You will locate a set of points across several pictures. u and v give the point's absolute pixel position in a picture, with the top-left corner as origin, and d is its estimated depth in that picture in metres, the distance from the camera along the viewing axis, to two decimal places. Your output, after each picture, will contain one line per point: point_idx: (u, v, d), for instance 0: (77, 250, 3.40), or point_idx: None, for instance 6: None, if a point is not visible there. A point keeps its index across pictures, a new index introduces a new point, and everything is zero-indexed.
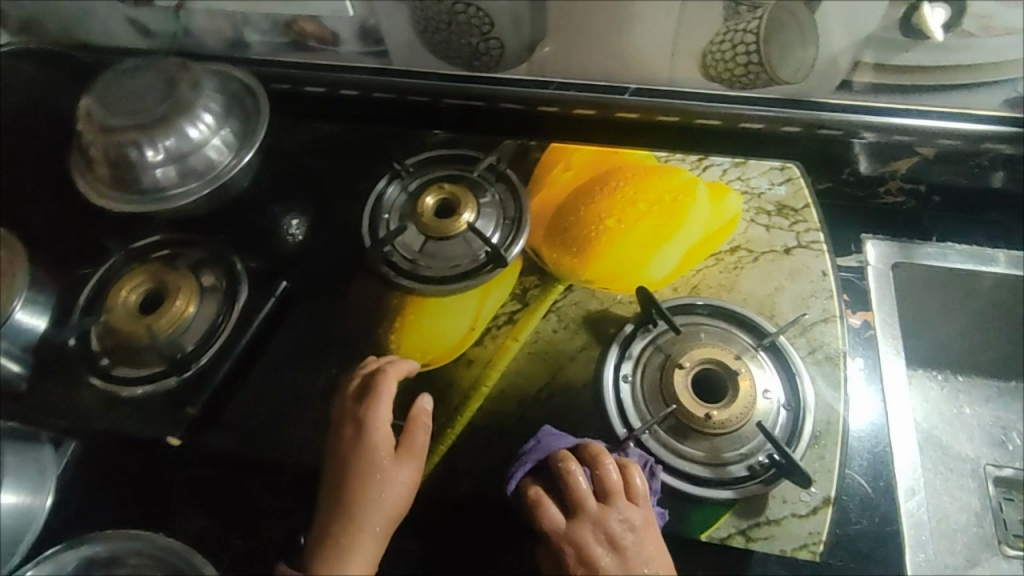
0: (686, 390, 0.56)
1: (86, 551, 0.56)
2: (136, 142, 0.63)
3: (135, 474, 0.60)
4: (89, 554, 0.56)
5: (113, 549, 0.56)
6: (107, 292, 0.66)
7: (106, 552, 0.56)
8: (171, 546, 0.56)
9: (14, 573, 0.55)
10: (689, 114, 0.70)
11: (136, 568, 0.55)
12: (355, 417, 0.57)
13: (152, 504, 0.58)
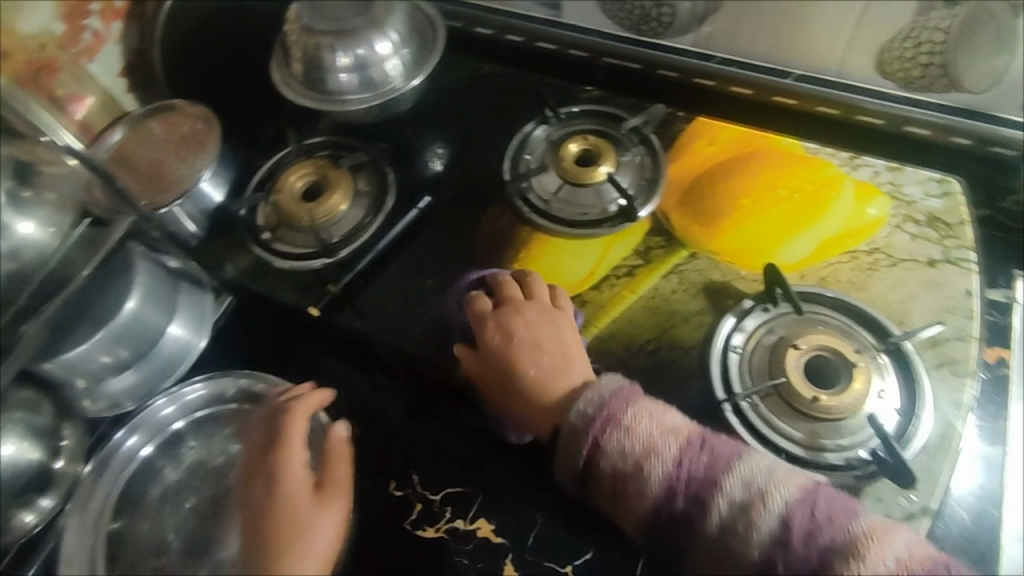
0: (797, 370, 0.56)
1: (233, 382, 0.65)
2: (331, 46, 0.70)
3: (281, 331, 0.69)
4: (236, 384, 0.65)
5: (253, 385, 0.65)
6: (278, 176, 0.75)
7: (247, 387, 0.65)
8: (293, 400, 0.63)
9: (169, 389, 0.66)
10: (852, 109, 0.69)
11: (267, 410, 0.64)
12: (267, 471, 0.56)
13: (290, 360, 0.68)
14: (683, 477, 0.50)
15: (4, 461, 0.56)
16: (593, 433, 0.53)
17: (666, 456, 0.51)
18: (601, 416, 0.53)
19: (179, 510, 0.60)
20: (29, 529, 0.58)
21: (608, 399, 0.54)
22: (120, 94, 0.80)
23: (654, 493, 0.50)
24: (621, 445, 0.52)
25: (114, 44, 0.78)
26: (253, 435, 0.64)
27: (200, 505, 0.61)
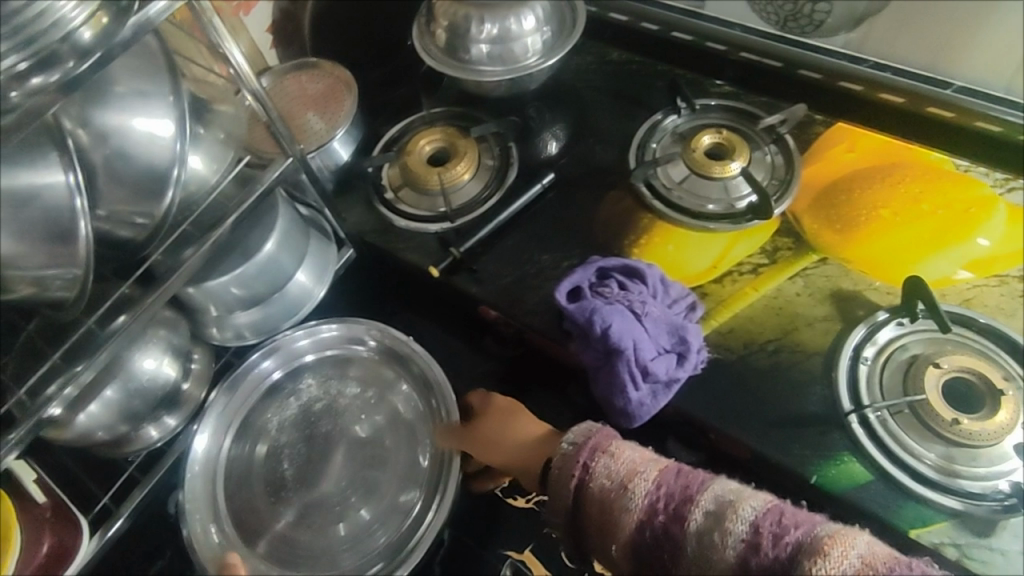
0: (935, 390, 0.54)
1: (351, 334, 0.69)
2: (477, 18, 0.72)
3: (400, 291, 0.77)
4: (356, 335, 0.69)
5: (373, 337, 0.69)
6: (408, 140, 0.77)
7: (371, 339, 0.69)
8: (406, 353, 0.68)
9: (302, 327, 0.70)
10: (1016, 129, 0.64)
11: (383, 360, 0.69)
12: None
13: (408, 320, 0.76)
14: (665, 503, 0.42)
15: (147, 374, 0.61)
16: (581, 459, 0.47)
17: (648, 480, 0.44)
18: (587, 447, 0.47)
19: (295, 439, 0.66)
20: (153, 442, 0.65)
21: (584, 443, 0.48)
22: (265, 49, 0.84)
23: (634, 527, 0.42)
24: (606, 470, 0.45)
25: None
26: (370, 382, 0.68)
27: (311, 437, 0.66)
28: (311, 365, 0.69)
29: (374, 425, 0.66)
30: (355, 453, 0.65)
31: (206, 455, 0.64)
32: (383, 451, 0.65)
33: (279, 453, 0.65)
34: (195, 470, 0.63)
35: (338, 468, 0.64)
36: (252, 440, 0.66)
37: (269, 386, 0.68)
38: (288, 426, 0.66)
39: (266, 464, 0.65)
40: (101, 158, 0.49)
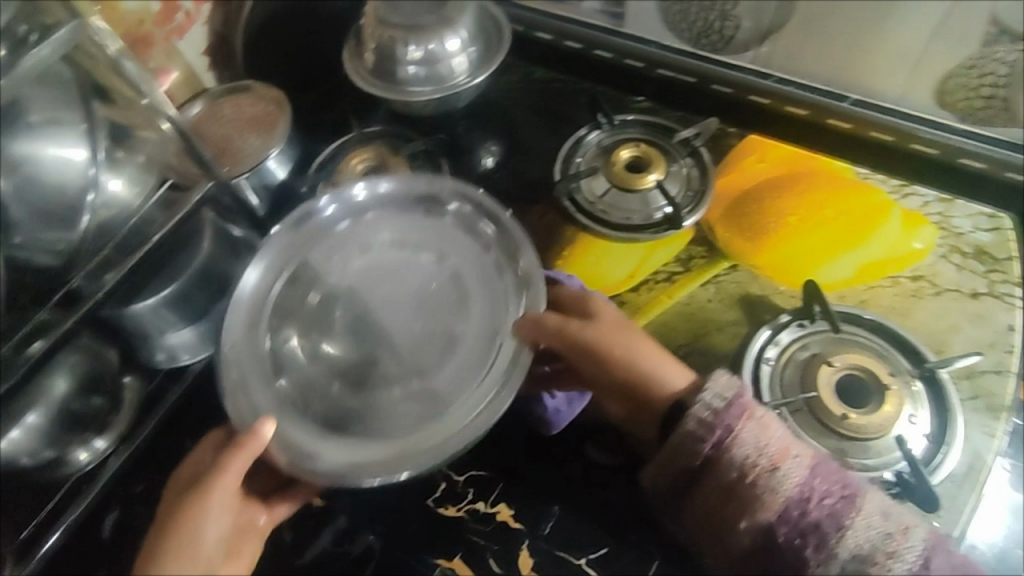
0: (828, 386, 0.57)
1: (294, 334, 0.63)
2: (403, 40, 0.74)
3: None
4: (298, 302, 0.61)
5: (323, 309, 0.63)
6: (340, 158, 0.79)
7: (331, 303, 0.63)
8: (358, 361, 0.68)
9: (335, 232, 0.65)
10: (908, 137, 0.69)
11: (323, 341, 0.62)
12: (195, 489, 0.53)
13: None
14: (820, 501, 0.50)
15: (69, 396, 0.62)
16: (727, 424, 0.53)
17: (802, 466, 0.51)
18: (721, 417, 0.53)
19: (343, 320, 0.61)
20: (82, 466, 0.65)
21: (732, 401, 0.53)
22: (201, 71, 0.86)
23: (776, 513, 0.51)
24: (754, 440, 0.52)
25: (202, 24, 0.83)
26: (464, 241, 0.64)
27: (366, 270, 0.64)
28: (378, 225, 0.66)
29: (441, 300, 0.62)
30: (430, 313, 0.61)
31: (248, 296, 0.61)
32: (446, 321, 0.60)
33: (318, 304, 0.62)
34: (238, 309, 0.60)
35: (405, 324, 0.61)
36: (288, 309, 0.62)
37: (335, 233, 0.65)
38: (333, 293, 0.62)
39: (296, 367, 0.59)
40: (10, 185, 0.50)
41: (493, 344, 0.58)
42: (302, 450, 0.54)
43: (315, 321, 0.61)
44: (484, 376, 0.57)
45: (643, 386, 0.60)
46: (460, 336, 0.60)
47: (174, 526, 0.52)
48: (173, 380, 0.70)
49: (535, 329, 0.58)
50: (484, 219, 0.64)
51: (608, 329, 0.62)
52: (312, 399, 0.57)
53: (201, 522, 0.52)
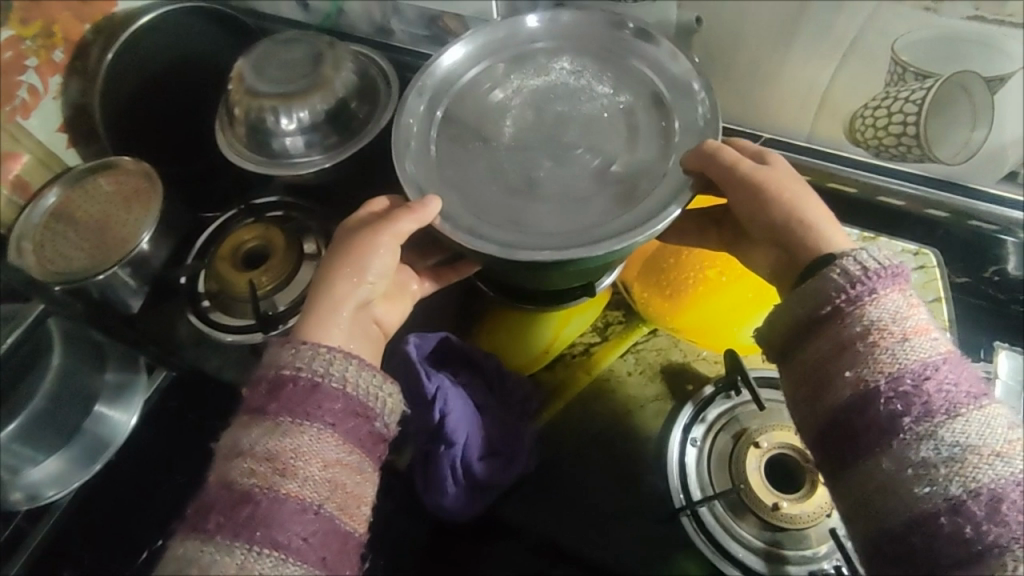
0: (758, 472, 0.52)
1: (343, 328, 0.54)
2: (275, 109, 0.66)
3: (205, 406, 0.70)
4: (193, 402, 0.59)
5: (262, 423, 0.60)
6: (223, 240, 0.71)
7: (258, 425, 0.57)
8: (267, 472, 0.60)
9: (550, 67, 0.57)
10: (826, 176, 0.64)
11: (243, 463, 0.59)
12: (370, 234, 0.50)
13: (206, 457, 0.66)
14: (956, 387, 0.40)
15: None
16: (877, 282, 0.42)
17: (936, 348, 0.41)
18: (875, 274, 0.42)
19: (520, 107, 0.55)
20: None
21: (883, 269, 0.42)
22: (61, 150, 0.77)
23: (887, 376, 0.40)
24: (894, 306, 0.42)
25: (52, 98, 0.74)
26: (643, 73, 0.56)
27: (544, 114, 0.55)
28: (558, 54, 0.57)
29: (609, 131, 0.54)
30: (580, 161, 0.52)
31: (440, 77, 0.57)
32: (589, 156, 0.53)
33: (501, 95, 0.56)
34: (427, 83, 0.56)
35: (557, 134, 0.54)
36: (473, 116, 0.55)
37: (534, 52, 0.58)
38: (515, 96, 0.56)
39: (484, 146, 0.54)
40: None
41: (658, 171, 0.52)
42: (458, 228, 0.50)
43: (486, 139, 0.54)
44: (653, 186, 0.51)
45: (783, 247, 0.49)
46: (611, 179, 0.52)
47: (351, 259, 0.49)
48: (37, 518, 0.64)
49: (705, 157, 0.50)
50: (660, 38, 0.56)
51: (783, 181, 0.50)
52: (460, 176, 0.53)
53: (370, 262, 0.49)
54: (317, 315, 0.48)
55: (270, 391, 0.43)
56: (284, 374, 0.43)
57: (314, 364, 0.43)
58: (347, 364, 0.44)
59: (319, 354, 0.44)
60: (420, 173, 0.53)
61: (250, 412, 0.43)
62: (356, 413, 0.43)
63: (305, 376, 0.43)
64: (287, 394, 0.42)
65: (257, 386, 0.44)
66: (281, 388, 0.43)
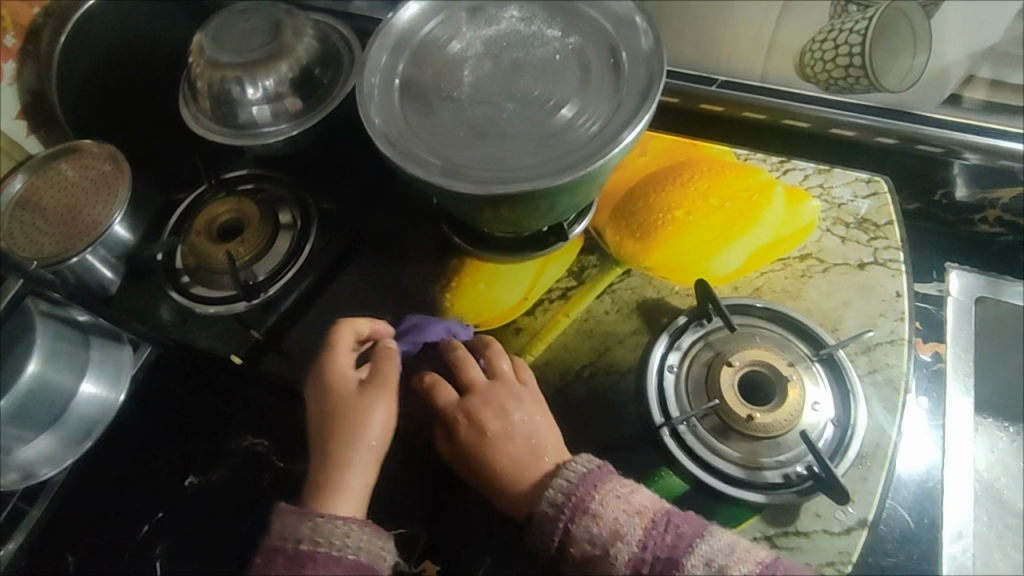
0: (731, 389, 0.55)
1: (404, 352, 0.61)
2: (239, 79, 0.66)
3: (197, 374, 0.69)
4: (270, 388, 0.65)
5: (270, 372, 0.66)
6: (197, 214, 0.72)
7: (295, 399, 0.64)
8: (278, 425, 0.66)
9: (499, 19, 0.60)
10: (778, 113, 0.66)
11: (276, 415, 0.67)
12: (352, 395, 0.58)
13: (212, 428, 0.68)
14: (648, 539, 0.49)
15: None
16: (565, 521, 0.51)
17: (635, 535, 0.49)
18: (568, 507, 0.51)
19: (477, 57, 0.59)
20: None
21: (581, 478, 0.52)
22: (21, 137, 0.76)
23: (585, 538, 0.50)
24: (588, 533, 0.50)
25: (9, 85, 0.73)
26: (591, 17, 0.59)
27: (501, 62, 0.58)
28: (505, 4, 0.61)
29: (566, 72, 0.57)
30: (536, 103, 0.56)
31: (402, 29, 0.60)
32: (548, 95, 0.56)
33: (462, 48, 0.59)
34: (389, 36, 0.60)
35: (515, 79, 0.57)
36: (432, 69, 0.59)
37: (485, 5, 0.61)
38: (471, 47, 0.59)
39: (447, 94, 0.58)
40: None
41: (617, 98, 0.55)
42: (430, 172, 0.53)
43: (444, 89, 0.58)
44: (609, 119, 0.54)
45: (486, 460, 0.57)
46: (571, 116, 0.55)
47: (345, 416, 0.57)
48: (34, 498, 0.66)
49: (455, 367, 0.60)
50: None
51: (511, 404, 0.58)
52: (425, 128, 0.56)
53: (364, 425, 0.56)
54: (325, 488, 0.55)
55: (289, 564, 0.51)
56: (301, 549, 0.51)
57: (334, 540, 0.51)
58: (361, 533, 0.52)
59: (337, 528, 0.52)
60: (388, 126, 0.56)
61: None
62: (363, 573, 0.51)
63: (327, 550, 0.51)
64: (310, 566, 0.50)
65: (274, 561, 0.51)
66: (301, 561, 0.50)
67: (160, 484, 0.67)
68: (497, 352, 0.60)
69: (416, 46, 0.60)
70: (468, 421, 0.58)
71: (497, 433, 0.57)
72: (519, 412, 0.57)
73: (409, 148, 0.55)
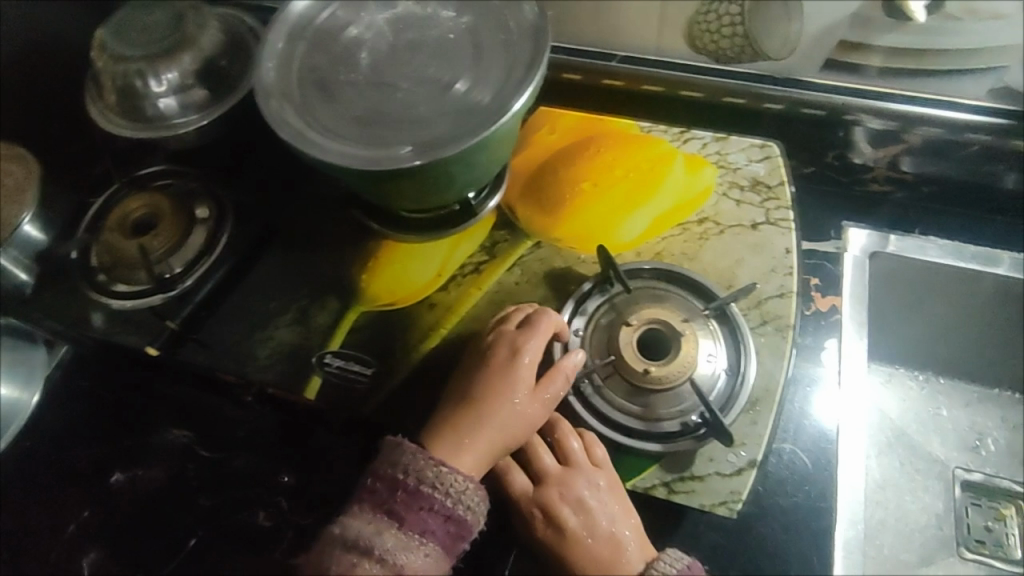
0: (628, 346, 0.59)
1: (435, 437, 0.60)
2: (142, 73, 0.67)
3: (124, 368, 0.71)
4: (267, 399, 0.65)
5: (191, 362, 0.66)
6: (111, 211, 0.72)
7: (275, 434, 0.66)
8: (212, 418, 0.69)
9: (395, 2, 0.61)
10: (673, 85, 0.69)
11: (205, 407, 0.69)
12: (524, 381, 0.57)
13: (140, 423, 0.69)
14: None
15: None
16: None
17: None
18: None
19: (374, 40, 0.60)
20: None
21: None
22: None
23: None
24: None
25: None
26: None
27: (397, 44, 0.59)
28: None
29: (457, 50, 0.58)
30: (428, 83, 0.57)
31: (296, 18, 0.61)
32: (440, 74, 0.58)
33: (358, 32, 0.60)
34: (283, 24, 0.61)
35: (409, 59, 0.59)
36: (329, 54, 0.60)
37: None
38: (367, 30, 0.60)
39: (343, 78, 0.59)
40: None
41: (508, 73, 0.56)
42: (325, 151, 0.54)
43: (341, 74, 0.59)
44: (499, 93, 0.56)
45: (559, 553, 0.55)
46: (462, 94, 0.56)
47: (506, 393, 0.56)
48: None
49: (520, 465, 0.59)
50: None
51: (583, 496, 0.56)
52: (324, 110, 0.57)
53: (510, 399, 0.56)
54: (451, 438, 0.56)
55: (404, 499, 0.53)
56: (417, 488, 0.53)
57: (451, 491, 0.53)
58: (474, 496, 0.53)
59: (456, 481, 0.53)
60: (283, 110, 0.56)
61: (386, 516, 0.53)
62: (455, 534, 0.53)
63: (440, 496, 0.53)
64: (418, 510, 0.53)
65: (393, 493, 0.53)
66: (417, 502, 0.53)
67: (89, 482, 0.67)
68: (565, 432, 0.58)
69: (314, 32, 0.61)
70: (545, 512, 0.56)
71: (576, 524, 0.56)
72: (598, 500, 0.56)
73: (305, 133, 0.55)
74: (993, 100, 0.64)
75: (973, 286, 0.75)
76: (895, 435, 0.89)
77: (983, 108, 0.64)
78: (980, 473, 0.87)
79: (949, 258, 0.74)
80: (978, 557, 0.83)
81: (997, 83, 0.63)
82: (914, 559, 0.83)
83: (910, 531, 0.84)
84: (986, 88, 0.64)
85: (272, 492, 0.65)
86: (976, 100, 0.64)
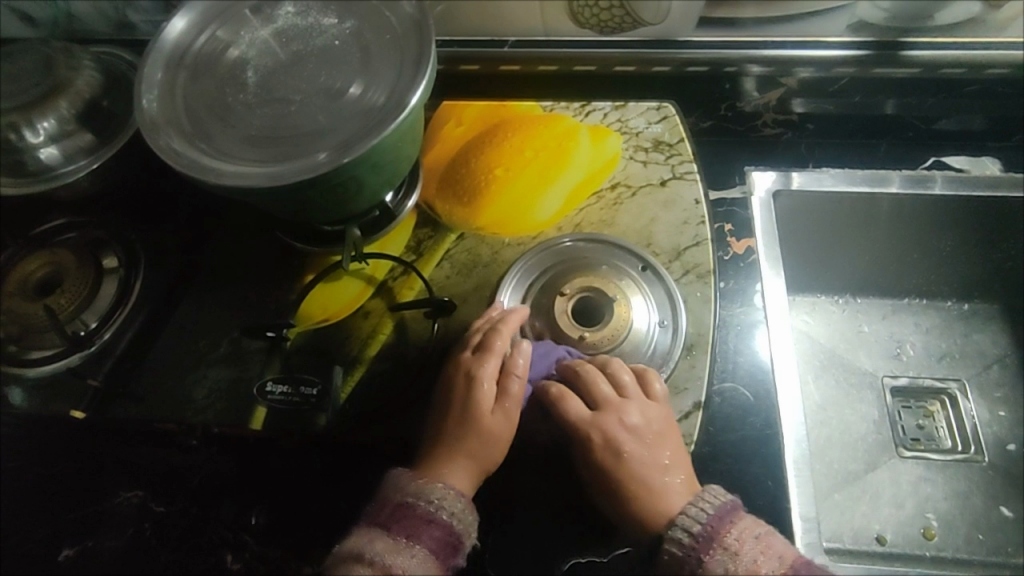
0: (563, 313, 0.66)
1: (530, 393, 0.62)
2: (16, 125, 0.64)
3: (47, 441, 0.66)
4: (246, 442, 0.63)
5: (128, 417, 0.64)
6: (7, 278, 0.68)
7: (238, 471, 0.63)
8: (150, 474, 0.64)
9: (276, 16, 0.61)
10: (567, 62, 0.70)
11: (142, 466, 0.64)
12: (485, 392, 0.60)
13: (70, 496, 0.64)
14: None
15: None
16: (698, 553, 0.55)
17: None
18: (703, 538, 0.55)
19: (260, 57, 0.59)
20: None
21: (717, 511, 0.56)
22: None
23: None
24: (723, 566, 0.53)
25: None
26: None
27: (283, 56, 0.59)
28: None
29: (346, 56, 0.58)
30: (320, 92, 0.57)
31: (171, 48, 0.60)
32: (332, 81, 0.57)
33: (242, 51, 0.59)
34: (157, 58, 0.59)
35: (298, 71, 0.58)
36: (214, 78, 0.58)
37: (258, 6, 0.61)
38: (250, 49, 0.59)
39: (233, 100, 0.58)
40: None
41: (399, 70, 0.57)
42: (222, 175, 0.53)
43: (230, 96, 0.58)
44: (393, 89, 0.56)
45: (635, 477, 0.58)
46: (355, 99, 0.56)
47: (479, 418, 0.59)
48: None
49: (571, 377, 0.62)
50: None
51: (648, 416, 0.60)
52: (217, 134, 0.56)
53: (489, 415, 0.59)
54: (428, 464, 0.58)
55: (391, 513, 0.55)
56: (406, 500, 0.55)
57: (431, 498, 0.55)
58: (456, 501, 0.55)
59: (434, 489, 0.55)
60: (177, 142, 0.55)
61: (375, 525, 0.54)
62: (449, 545, 0.53)
63: (423, 505, 0.54)
64: (405, 519, 0.54)
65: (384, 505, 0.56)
66: (406, 513, 0.55)
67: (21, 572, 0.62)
68: (618, 368, 0.62)
69: (194, 59, 0.59)
70: (644, 453, 0.59)
71: (633, 451, 0.59)
72: (655, 420, 0.60)
73: (200, 160, 0.54)
74: (852, 34, 0.68)
75: (874, 207, 0.81)
76: (830, 357, 0.91)
77: (842, 43, 0.69)
78: (904, 377, 0.90)
79: (844, 185, 0.80)
80: (915, 453, 0.86)
81: (854, 18, 0.67)
82: (860, 466, 0.84)
83: (854, 443, 0.86)
84: (845, 24, 0.67)
85: (237, 537, 0.60)
86: (837, 35, 0.68)
